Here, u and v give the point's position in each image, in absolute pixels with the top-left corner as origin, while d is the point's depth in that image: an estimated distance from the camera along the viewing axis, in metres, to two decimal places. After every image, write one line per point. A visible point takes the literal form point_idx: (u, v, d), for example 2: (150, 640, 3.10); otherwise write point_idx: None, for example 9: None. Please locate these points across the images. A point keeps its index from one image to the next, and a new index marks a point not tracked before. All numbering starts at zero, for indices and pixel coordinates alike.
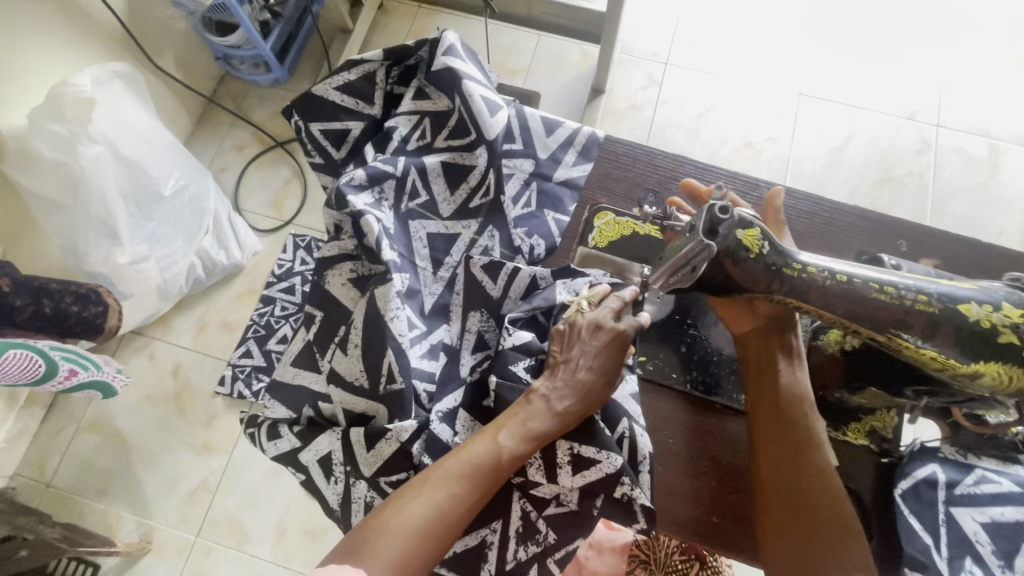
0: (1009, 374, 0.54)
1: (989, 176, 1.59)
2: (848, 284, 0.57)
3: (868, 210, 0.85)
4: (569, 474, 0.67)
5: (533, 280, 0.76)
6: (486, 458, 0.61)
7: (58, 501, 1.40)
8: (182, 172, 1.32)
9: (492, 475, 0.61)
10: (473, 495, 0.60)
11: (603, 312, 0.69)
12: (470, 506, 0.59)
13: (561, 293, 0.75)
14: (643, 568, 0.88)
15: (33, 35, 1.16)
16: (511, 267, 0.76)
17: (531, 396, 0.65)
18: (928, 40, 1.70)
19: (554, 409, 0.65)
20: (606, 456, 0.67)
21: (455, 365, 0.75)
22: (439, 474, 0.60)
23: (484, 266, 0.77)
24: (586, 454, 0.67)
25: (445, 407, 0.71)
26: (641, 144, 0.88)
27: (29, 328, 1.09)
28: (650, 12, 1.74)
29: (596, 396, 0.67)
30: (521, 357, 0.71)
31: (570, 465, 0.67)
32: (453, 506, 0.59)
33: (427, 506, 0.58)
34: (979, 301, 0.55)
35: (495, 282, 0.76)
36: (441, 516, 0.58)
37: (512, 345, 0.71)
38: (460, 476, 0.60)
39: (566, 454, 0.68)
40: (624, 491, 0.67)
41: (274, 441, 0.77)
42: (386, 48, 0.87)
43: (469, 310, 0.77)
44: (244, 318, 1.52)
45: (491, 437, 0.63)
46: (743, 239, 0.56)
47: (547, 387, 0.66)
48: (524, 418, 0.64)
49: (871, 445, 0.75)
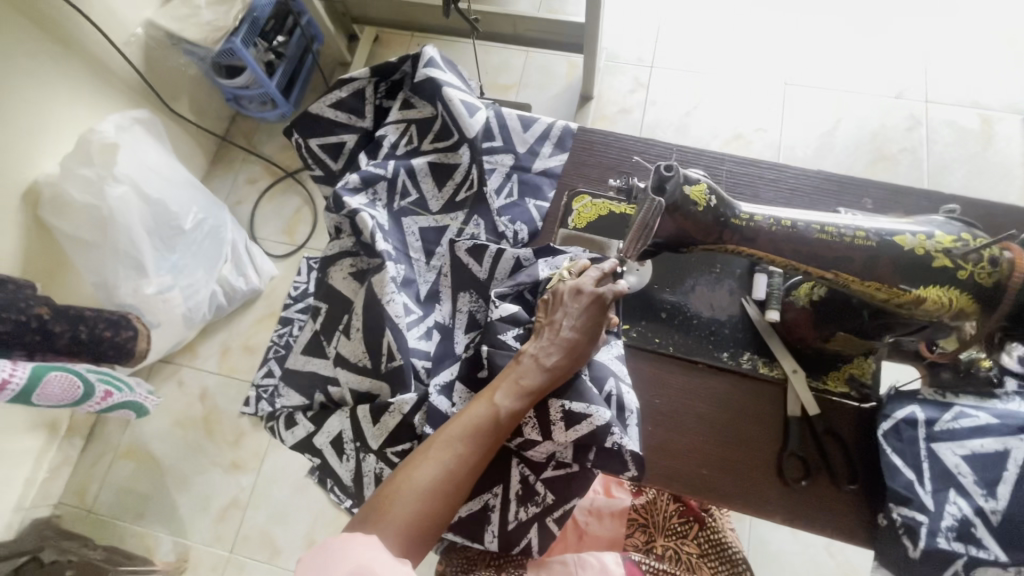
0: (947, 297, 0.61)
1: (983, 146, 1.61)
2: (791, 228, 0.66)
3: (833, 175, 0.89)
4: (563, 430, 0.71)
5: (517, 260, 0.81)
6: (485, 418, 0.66)
7: (99, 527, 1.47)
8: (200, 207, 1.42)
9: (492, 432, 0.66)
10: (477, 452, 0.65)
11: (584, 277, 0.74)
12: (476, 461, 0.65)
13: (544, 269, 0.79)
14: (643, 530, 0.94)
15: (64, 92, 1.29)
16: (495, 250, 0.82)
17: (520, 358, 0.71)
18: (908, 21, 1.75)
19: (543, 365, 0.70)
20: (595, 410, 0.71)
21: (450, 343, 0.80)
22: (442, 439, 0.65)
23: (469, 250, 0.83)
24: (576, 410, 0.71)
25: (441, 380, 0.76)
26: (613, 132, 0.93)
27: (68, 355, 1.18)
28: (632, 20, 1.82)
29: (582, 352, 0.72)
30: (509, 327, 0.76)
31: (563, 421, 0.71)
32: (460, 463, 0.64)
33: (436, 468, 0.63)
34: (914, 232, 0.62)
35: (481, 265, 0.83)
36: (449, 474, 0.63)
37: (499, 317, 0.76)
38: (463, 436, 0.65)
39: (558, 411, 0.72)
40: (614, 440, 0.71)
41: (290, 430, 0.85)
42: (372, 67, 0.96)
43: (458, 292, 0.83)
44: (264, 339, 1.61)
45: (486, 401, 0.67)
46: (690, 194, 0.65)
47: (535, 347, 0.71)
48: (516, 378, 0.69)
49: (851, 392, 0.77)
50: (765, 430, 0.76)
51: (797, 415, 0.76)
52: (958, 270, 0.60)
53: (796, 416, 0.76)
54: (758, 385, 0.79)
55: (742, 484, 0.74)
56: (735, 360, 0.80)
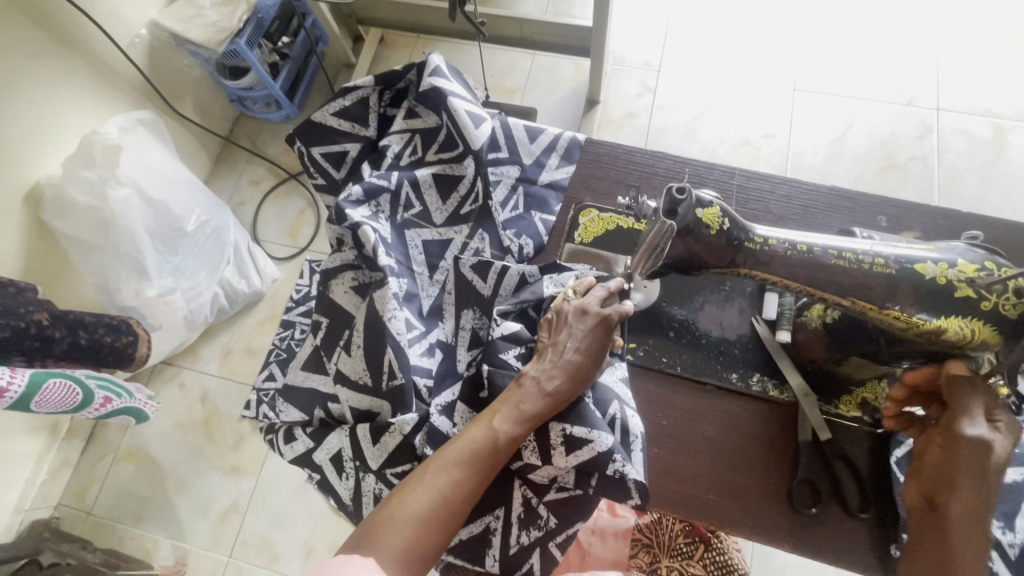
0: (969, 328, 0.60)
1: (996, 155, 1.58)
2: (808, 252, 0.65)
3: (846, 189, 0.87)
4: (563, 455, 0.70)
5: (522, 277, 0.80)
6: (483, 443, 0.65)
7: (98, 529, 1.46)
8: (203, 209, 1.41)
9: (490, 458, 0.64)
10: (475, 479, 0.63)
11: (590, 299, 0.72)
12: (473, 488, 0.63)
13: (549, 287, 0.79)
14: (647, 551, 0.93)
15: (69, 93, 1.28)
16: (500, 267, 0.80)
17: (521, 379, 0.69)
18: (920, 27, 1.72)
19: (544, 389, 0.68)
20: (597, 435, 0.69)
21: (451, 360, 0.79)
22: (439, 463, 0.63)
23: (474, 266, 0.81)
24: (578, 435, 0.70)
25: (443, 400, 0.75)
26: (622, 144, 0.91)
27: (67, 360, 1.16)
28: (640, 23, 1.80)
29: (585, 376, 0.70)
30: (510, 346, 0.75)
31: (563, 446, 0.70)
32: (456, 489, 0.62)
33: (431, 494, 0.61)
34: (935, 260, 0.62)
35: (486, 281, 0.81)
36: (445, 501, 0.61)
37: (501, 334, 0.75)
38: (460, 461, 0.63)
39: (559, 435, 0.70)
40: (616, 467, 0.69)
41: (291, 444, 0.84)
42: (376, 74, 0.95)
43: (461, 308, 0.81)
44: (266, 342, 1.59)
45: (486, 424, 0.66)
46: (703, 217, 0.65)
47: (536, 369, 0.69)
48: (516, 402, 0.67)
49: (864, 417, 0.75)
50: (774, 454, 0.75)
51: (808, 441, 0.73)
52: (981, 300, 0.59)
53: (806, 441, 0.73)
54: (768, 408, 0.77)
55: (750, 510, 0.72)
56: (744, 382, 0.78)
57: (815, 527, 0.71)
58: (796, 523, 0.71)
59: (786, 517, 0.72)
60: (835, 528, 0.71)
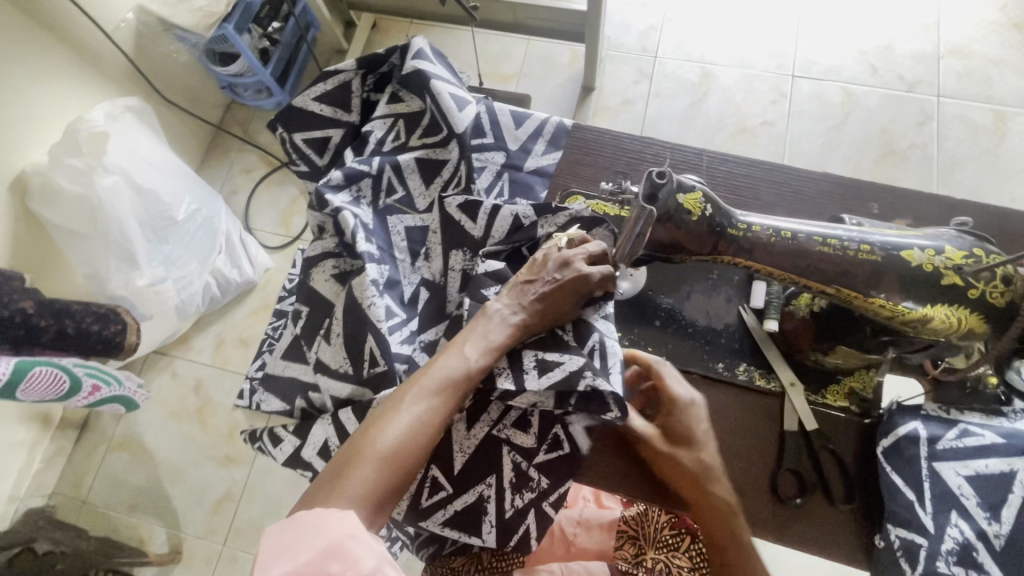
0: (954, 317, 0.60)
1: (996, 143, 1.55)
2: (792, 239, 0.64)
3: (839, 177, 0.85)
4: (535, 377, 0.68)
5: (516, 218, 0.79)
6: (456, 372, 0.64)
7: (92, 518, 1.46)
8: (193, 197, 1.39)
9: (462, 388, 0.64)
10: (447, 407, 0.62)
11: (574, 252, 0.71)
12: (447, 416, 0.62)
13: (542, 228, 0.80)
14: (632, 543, 0.90)
15: (53, 79, 1.25)
16: (491, 206, 0.80)
17: (488, 312, 0.69)
18: (922, 12, 1.69)
19: (510, 321, 0.68)
20: (568, 357, 0.69)
21: (440, 300, 0.81)
22: (412, 392, 0.62)
23: (463, 207, 0.82)
24: (552, 359, 0.69)
25: (426, 338, 0.79)
26: (612, 130, 0.91)
27: (55, 349, 1.15)
28: (638, 9, 1.76)
29: (556, 314, 0.70)
30: (493, 283, 0.77)
31: (536, 369, 0.68)
32: (431, 417, 0.61)
33: (405, 421, 0.60)
34: (921, 248, 0.61)
35: (476, 222, 0.81)
36: (420, 428, 0.60)
37: (484, 271, 0.77)
38: (433, 392, 0.62)
39: (532, 360, 0.69)
40: (587, 382, 0.67)
41: (276, 445, 0.79)
42: (359, 58, 0.93)
43: (450, 250, 0.82)
44: (258, 332, 1.58)
45: (458, 353, 0.65)
46: (684, 202, 0.64)
47: (503, 303, 0.70)
48: (484, 333, 0.67)
49: (851, 407, 0.74)
50: (761, 445, 0.73)
51: (794, 431, 0.72)
52: (967, 289, 0.59)
53: (792, 432, 0.72)
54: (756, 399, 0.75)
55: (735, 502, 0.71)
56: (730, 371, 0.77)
57: (797, 517, 0.70)
58: (780, 515, 0.70)
59: (772, 507, 0.71)
60: (823, 520, 0.70)
